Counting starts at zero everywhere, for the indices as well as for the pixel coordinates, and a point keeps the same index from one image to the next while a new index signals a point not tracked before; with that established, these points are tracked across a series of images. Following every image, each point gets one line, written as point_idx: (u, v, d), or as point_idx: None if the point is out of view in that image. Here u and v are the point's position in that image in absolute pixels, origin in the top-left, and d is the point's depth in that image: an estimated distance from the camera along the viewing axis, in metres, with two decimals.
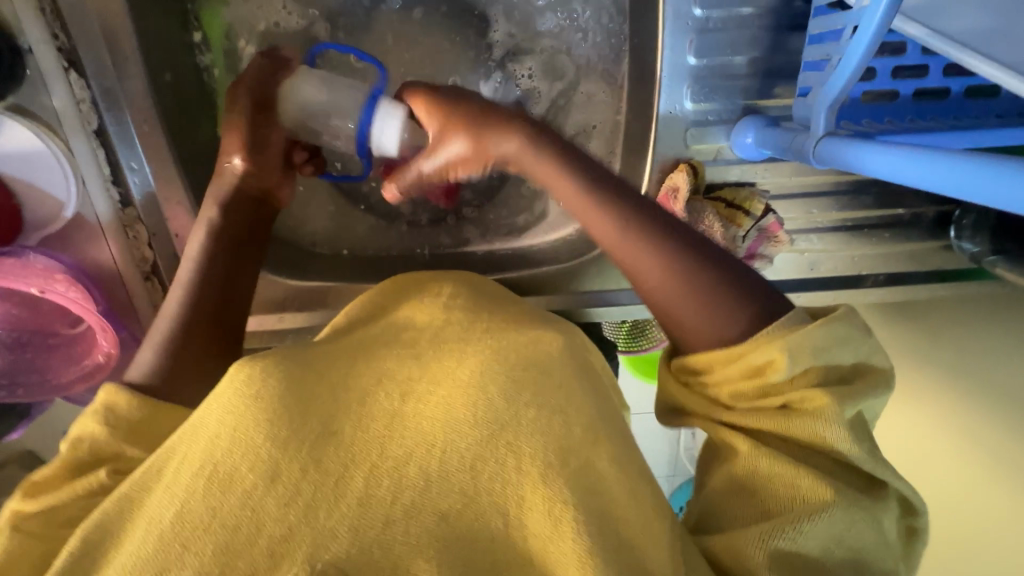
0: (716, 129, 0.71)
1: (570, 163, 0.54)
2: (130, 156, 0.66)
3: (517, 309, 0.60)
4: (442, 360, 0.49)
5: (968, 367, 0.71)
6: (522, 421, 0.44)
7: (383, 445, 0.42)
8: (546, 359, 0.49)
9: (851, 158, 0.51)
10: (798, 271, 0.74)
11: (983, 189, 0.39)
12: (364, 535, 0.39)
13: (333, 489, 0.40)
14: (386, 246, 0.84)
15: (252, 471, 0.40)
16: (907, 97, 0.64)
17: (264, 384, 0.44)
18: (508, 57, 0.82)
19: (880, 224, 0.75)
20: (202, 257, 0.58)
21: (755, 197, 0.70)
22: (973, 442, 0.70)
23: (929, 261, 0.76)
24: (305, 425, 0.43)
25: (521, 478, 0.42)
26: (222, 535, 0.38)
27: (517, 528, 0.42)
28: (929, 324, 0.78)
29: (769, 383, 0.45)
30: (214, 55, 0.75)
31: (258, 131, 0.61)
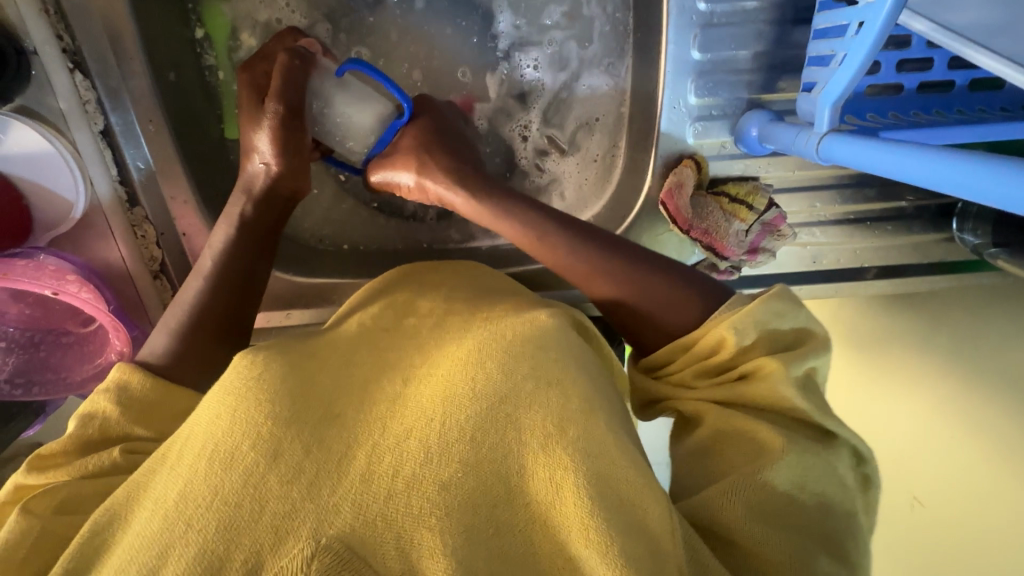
0: (720, 124, 0.72)
1: (509, 206, 0.60)
2: (137, 155, 0.67)
3: (516, 298, 0.61)
4: (443, 346, 0.51)
5: (975, 353, 0.73)
6: (521, 394, 0.45)
7: (386, 423, 0.44)
8: (543, 336, 0.50)
9: (856, 154, 0.51)
10: (800, 263, 0.75)
11: (980, 188, 0.40)
12: (368, 509, 0.39)
13: (336, 468, 0.40)
14: (390, 242, 0.85)
15: (253, 449, 0.41)
16: (912, 90, 0.64)
17: (267, 367, 0.47)
18: (514, 49, 0.81)
19: (882, 217, 0.75)
20: (226, 252, 0.59)
21: (758, 190, 0.70)
22: (972, 421, 0.71)
23: (930, 253, 0.76)
24: (308, 406, 0.44)
25: (522, 449, 0.43)
26: (224, 512, 0.38)
27: (521, 498, 0.42)
28: (926, 311, 0.79)
29: (724, 359, 0.50)
30: (219, 57, 0.75)
31: (294, 137, 0.60)
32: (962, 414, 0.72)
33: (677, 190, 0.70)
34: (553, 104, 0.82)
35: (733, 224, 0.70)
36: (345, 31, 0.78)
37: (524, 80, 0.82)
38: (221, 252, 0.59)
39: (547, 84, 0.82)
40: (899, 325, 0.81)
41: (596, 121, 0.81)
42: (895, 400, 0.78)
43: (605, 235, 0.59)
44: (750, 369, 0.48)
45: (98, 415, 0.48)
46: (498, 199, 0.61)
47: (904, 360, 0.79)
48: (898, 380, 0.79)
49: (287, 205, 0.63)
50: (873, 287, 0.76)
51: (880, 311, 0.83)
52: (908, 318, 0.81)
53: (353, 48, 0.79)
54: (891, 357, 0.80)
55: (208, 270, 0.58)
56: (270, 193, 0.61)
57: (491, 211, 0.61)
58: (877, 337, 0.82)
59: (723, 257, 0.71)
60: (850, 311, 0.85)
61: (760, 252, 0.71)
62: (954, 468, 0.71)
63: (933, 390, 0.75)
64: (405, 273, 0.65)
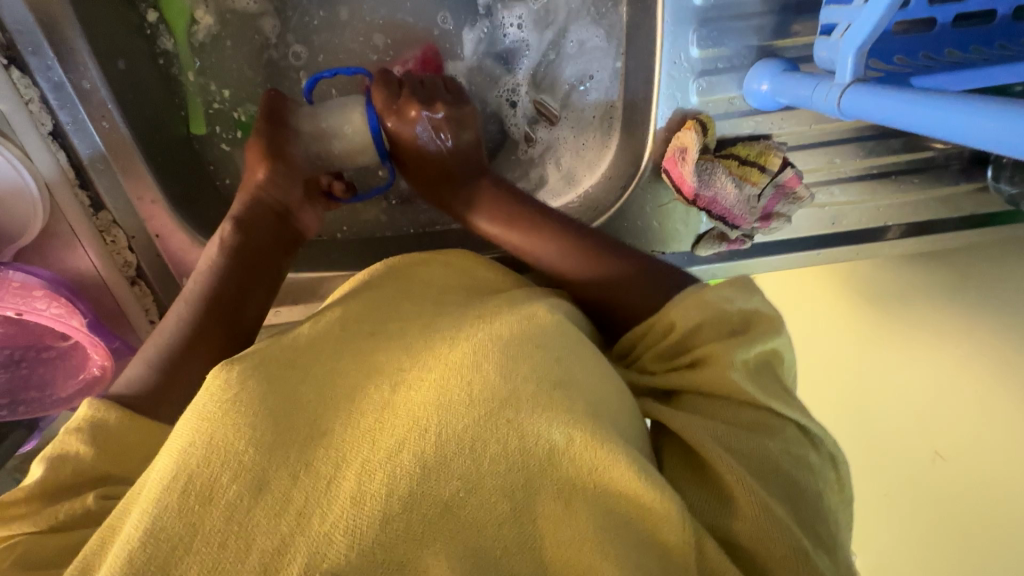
0: (727, 78, 0.64)
1: (488, 207, 0.65)
2: (94, 156, 0.62)
3: (506, 292, 0.56)
4: (433, 347, 0.46)
5: (1000, 297, 0.68)
6: (523, 398, 0.41)
7: (375, 437, 0.39)
8: (539, 333, 0.47)
9: (879, 104, 0.45)
10: (818, 227, 0.69)
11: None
12: (363, 536, 0.35)
13: (325, 493, 0.36)
14: (381, 227, 0.81)
15: (234, 481, 0.36)
16: (945, 26, 0.56)
17: (244, 387, 0.42)
18: (496, 5, 0.73)
19: (909, 170, 0.69)
20: (213, 272, 0.56)
21: (771, 150, 0.64)
22: (1006, 378, 0.65)
23: (960, 206, 0.70)
24: (293, 428, 0.40)
25: (529, 460, 0.39)
26: (207, 555, 0.33)
27: (528, 514, 0.38)
28: (957, 267, 0.73)
29: (677, 342, 0.52)
30: (178, 41, 0.70)
31: (275, 142, 0.63)
32: (988, 364, 0.67)
33: (681, 156, 0.64)
34: (541, 66, 0.75)
35: (744, 189, 0.64)
36: (294, 28, 0.73)
37: (507, 39, 0.74)
38: (206, 275, 0.56)
39: (532, 43, 0.74)
40: (931, 283, 0.75)
41: (590, 78, 0.74)
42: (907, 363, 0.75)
43: (574, 225, 0.62)
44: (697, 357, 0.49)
45: (70, 457, 0.43)
46: (489, 201, 0.65)
47: (929, 317, 0.74)
48: (916, 338, 0.74)
49: (287, 227, 0.63)
50: (895, 247, 0.70)
51: (899, 265, 0.78)
52: (933, 272, 0.75)
53: (292, 46, 0.73)
54: (913, 312, 0.75)
55: (205, 281, 0.56)
56: (258, 223, 0.60)
57: (484, 211, 0.65)
58: (884, 293, 0.78)
59: (734, 226, 0.65)
60: (862, 269, 0.81)
61: (774, 218, 0.66)
62: (986, 420, 0.66)
63: (958, 344, 0.70)
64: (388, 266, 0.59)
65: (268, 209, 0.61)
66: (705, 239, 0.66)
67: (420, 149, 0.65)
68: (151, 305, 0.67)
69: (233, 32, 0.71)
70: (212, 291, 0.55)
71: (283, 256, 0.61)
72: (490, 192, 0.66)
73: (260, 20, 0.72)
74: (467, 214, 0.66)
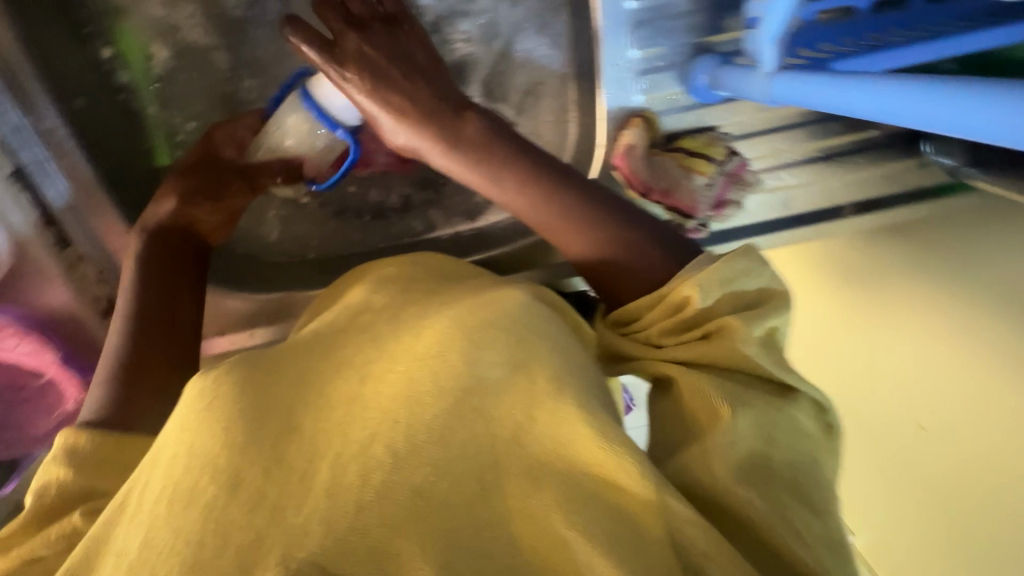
0: (667, 76, 0.68)
1: (473, 143, 0.53)
2: (57, 191, 0.63)
3: (475, 278, 0.58)
4: (400, 338, 0.46)
5: (972, 266, 0.66)
6: (489, 385, 0.42)
7: (347, 430, 0.40)
8: (508, 312, 0.47)
9: (826, 96, 0.46)
10: (770, 211, 0.70)
11: (975, 119, 0.34)
12: (337, 525, 0.35)
13: (299, 485, 0.37)
14: (348, 243, 0.81)
15: (211, 481, 0.37)
16: (864, 12, 0.59)
17: (218, 391, 0.41)
18: (440, 21, 0.70)
19: (851, 150, 0.72)
20: (136, 288, 0.58)
21: (716, 141, 0.67)
22: (972, 342, 0.64)
23: (905, 180, 0.73)
24: (265, 427, 0.40)
25: (494, 440, 0.41)
26: (186, 553, 0.34)
27: (496, 495, 0.39)
28: (923, 235, 0.73)
29: (689, 318, 0.48)
30: (135, 74, 0.70)
31: (191, 178, 0.66)
32: (959, 331, 0.66)
33: (628, 151, 0.68)
34: (491, 79, 0.73)
35: (693, 179, 0.67)
36: (246, 61, 0.74)
37: (456, 53, 0.72)
38: (132, 292, 0.58)
39: (481, 58, 0.72)
40: (896, 252, 0.76)
41: (542, 85, 0.73)
42: (881, 337, 0.74)
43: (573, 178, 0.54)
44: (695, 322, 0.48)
45: (50, 487, 0.43)
46: (476, 132, 0.54)
47: (898, 288, 0.73)
48: (878, 319, 0.75)
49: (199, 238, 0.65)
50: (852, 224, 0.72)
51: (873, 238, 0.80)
52: (898, 240, 0.75)
53: (245, 81, 0.75)
54: (880, 284, 0.76)
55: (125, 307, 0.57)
56: (169, 243, 0.62)
57: (466, 148, 0.54)
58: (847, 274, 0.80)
59: (689, 216, 0.67)
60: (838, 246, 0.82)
61: (727, 205, 0.68)
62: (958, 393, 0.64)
63: (936, 308, 0.68)
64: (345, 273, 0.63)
65: (178, 226, 0.63)
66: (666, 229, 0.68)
67: (410, 76, 0.54)
68: None
69: (189, 65, 0.73)
70: (139, 307, 0.56)
71: (200, 265, 0.64)
72: (485, 126, 0.54)
73: (212, 53, 0.73)
74: (443, 147, 0.54)
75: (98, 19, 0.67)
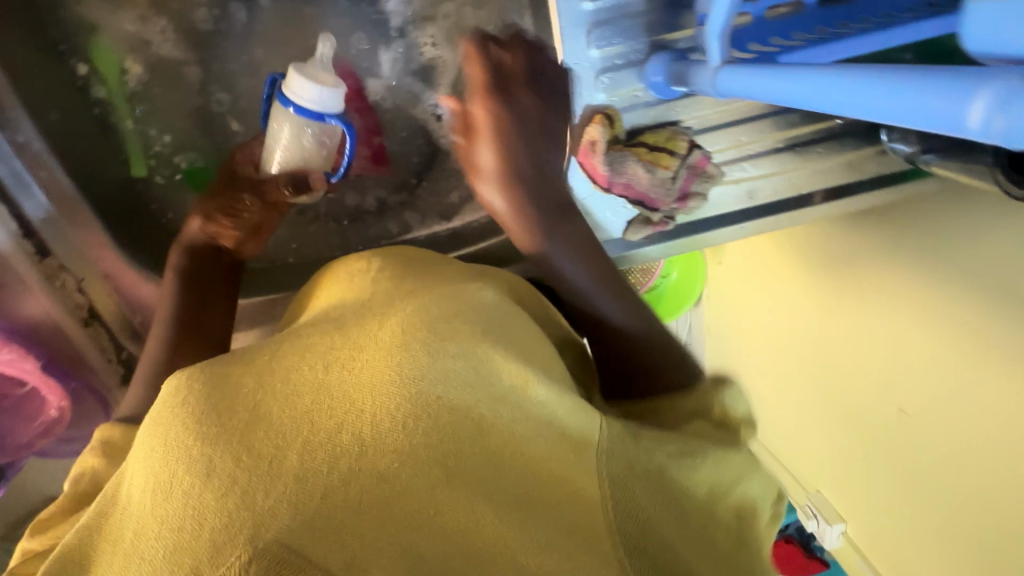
0: (628, 73, 0.69)
1: (528, 172, 0.66)
2: (35, 204, 0.64)
3: (448, 271, 0.61)
4: (367, 327, 0.46)
5: (933, 250, 0.76)
6: (448, 375, 0.43)
7: (313, 417, 0.40)
8: (476, 304, 0.51)
9: (814, 90, 0.39)
10: (736, 202, 0.72)
11: (926, 108, 0.30)
12: (306, 506, 0.36)
13: (267, 471, 0.37)
14: (326, 248, 0.83)
15: (188, 472, 0.38)
16: (812, 7, 0.61)
17: (192, 390, 0.41)
18: (409, 25, 0.78)
19: (812, 140, 0.73)
20: (172, 297, 0.64)
21: (677, 135, 0.69)
22: (960, 332, 0.72)
23: (866, 169, 0.74)
24: (233, 416, 0.40)
25: (462, 425, 0.42)
26: (170, 536, 0.36)
27: (461, 474, 0.41)
28: (892, 220, 0.82)
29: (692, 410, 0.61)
30: (111, 90, 0.72)
31: (213, 199, 0.68)
32: (926, 323, 0.76)
33: (592, 147, 0.68)
34: (459, 79, 0.80)
35: (657, 173, 0.68)
36: (216, 76, 0.76)
37: (424, 57, 0.79)
38: (171, 297, 0.64)
39: (448, 59, 0.79)
40: (877, 243, 0.84)
41: None
42: (873, 309, 0.85)
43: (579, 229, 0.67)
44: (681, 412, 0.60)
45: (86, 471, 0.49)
46: (535, 164, 0.67)
47: (870, 274, 0.86)
48: (880, 290, 0.84)
49: (229, 254, 0.68)
50: (815, 213, 0.74)
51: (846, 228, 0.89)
52: (871, 228, 0.85)
53: (216, 94, 0.76)
54: (859, 266, 0.87)
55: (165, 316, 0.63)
56: (200, 258, 0.67)
57: (521, 173, 0.66)
58: (847, 253, 0.89)
59: (653, 209, 0.70)
60: (818, 236, 0.95)
61: (691, 198, 0.70)
62: (948, 379, 0.74)
63: (900, 286, 0.80)
64: (319, 274, 0.65)
65: (205, 245, 0.67)
66: (633, 224, 0.71)
67: (522, 111, 0.67)
68: (107, 345, 0.69)
69: (163, 79, 0.75)
70: (174, 316, 0.63)
71: (229, 282, 0.68)
72: (544, 163, 0.67)
73: (185, 67, 0.75)
74: (495, 164, 0.66)
75: (69, 37, 0.69)
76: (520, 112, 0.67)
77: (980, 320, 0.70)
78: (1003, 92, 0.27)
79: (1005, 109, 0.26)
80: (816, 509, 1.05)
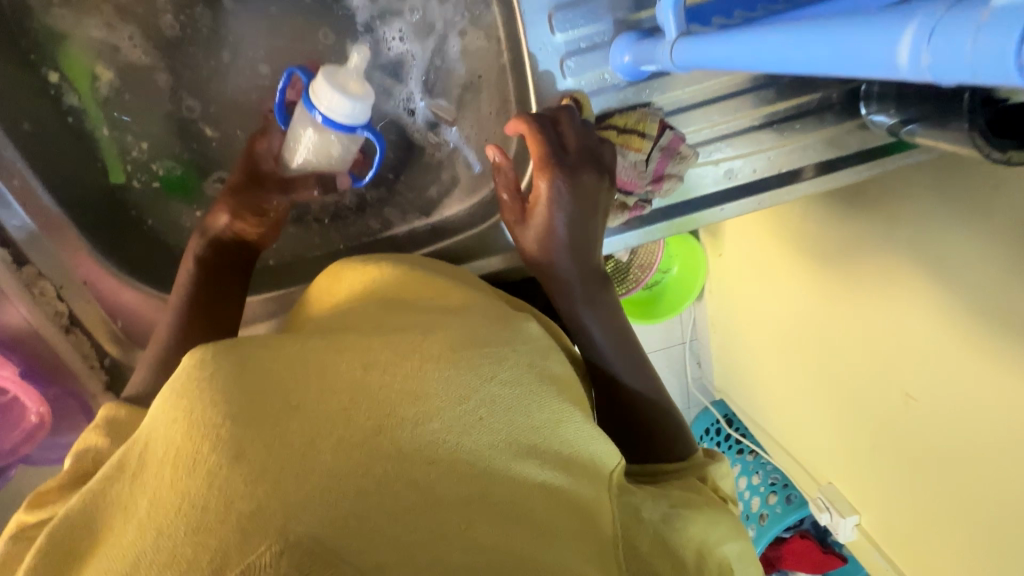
0: (595, 55, 0.68)
1: (569, 213, 0.65)
2: (10, 214, 0.65)
3: (470, 284, 0.63)
4: (405, 336, 0.47)
5: (929, 248, 0.74)
6: (495, 395, 0.45)
7: (350, 416, 0.39)
8: (518, 332, 0.53)
9: (770, 50, 0.38)
10: (715, 183, 0.72)
11: (866, 51, 0.30)
12: (341, 505, 0.35)
13: (303, 463, 0.36)
14: (307, 248, 0.82)
15: (213, 451, 0.35)
16: None
17: (218, 366, 0.39)
18: (376, 20, 0.79)
19: (789, 116, 0.71)
20: (190, 285, 0.65)
21: (647, 117, 0.68)
22: (965, 313, 0.70)
23: (848, 144, 0.72)
24: (265, 400, 0.38)
25: (491, 434, 0.43)
26: (192, 516, 0.34)
27: (491, 486, 0.41)
28: (881, 203, 0.82)
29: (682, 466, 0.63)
30: (84, 98, 0.74)
31: (245, 198, 0.70)
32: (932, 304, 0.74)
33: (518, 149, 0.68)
34: (429, 73, 0.80)
35: (628, 156, 0.68)
36: (187, 83, 0.77)
37: (392, 51, 0.79)
38: (186, 289, 0.65)
39: (417, 53, 0.79)
40: (859, 234, 0.85)
41: (479, 78, 0.78)
42: (876, 309, 0.83)
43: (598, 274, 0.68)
44: (684, 467, 0.63)
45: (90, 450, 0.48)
46: (573, 205, 0.65)
47: (873, 262, 0.83)
48: (879, 283, 0.82)
49: (251, 250, 0.71)
50: (799, 189, 0.72)
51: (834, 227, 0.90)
52: (858, 221, 0.86)
53: (185, 100, 0.77)
54: (848, 264, 0.87)
55: (180, 306, 0.63)
56: (226, 255, 0.69)
57: (560, 216, 0.65)
58: (842, 249, 0.89)
59: (628, 193, 0.70)
60: (806, 233, 0.96)
61: (666, 179, 0.69)
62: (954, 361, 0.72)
63: (896, 276, 0.79)
64: (329, 273, 0.64)
65: (230, 242, 0.69)
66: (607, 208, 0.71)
67: (567, 154, 0.64)
68: (88, 351, 0.68)
69: (134, 85, 0.75)
70: (190, 302, 0.64)
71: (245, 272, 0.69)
72: (589, 202, 0.65)
73: (154, 73, 0.76)
74: (551, 206, 0.65)
75: (40, 49, 0.70)
76: (592, 149, 0.65)
77: (984, 299, 0.68)
78: (932, 25, 0.27)
79: (934, 41, 0.27)
80: (827, 501, 1.01)
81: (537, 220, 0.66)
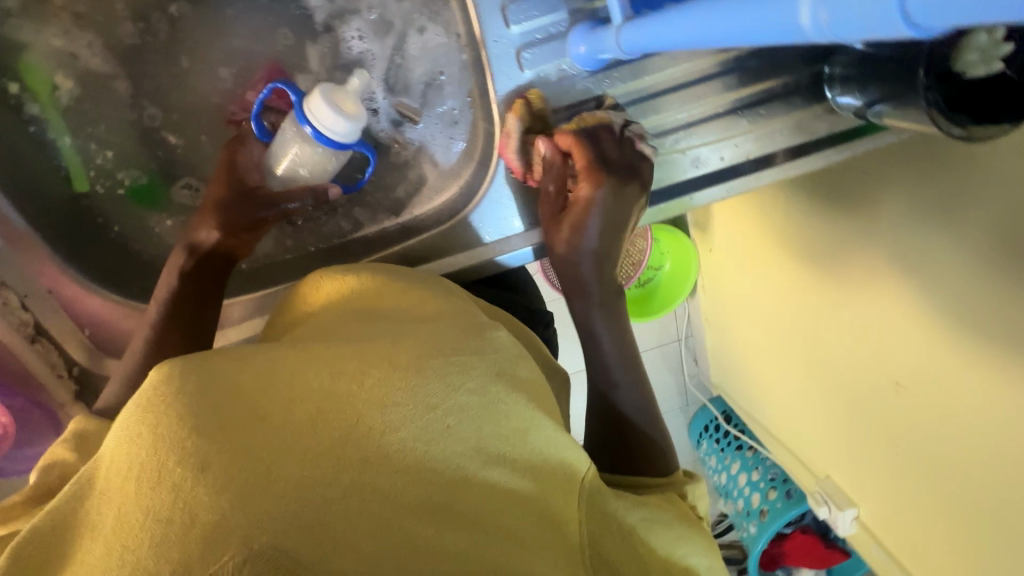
0: (552, 46, 0.67)
1: (607, 219, 0.66)
2: None
3: (443, 292, 0.61)
4: (372, 346, 0.45)
5: (913, 246, 0.73)
6: (462, 405, 0.43)
7: (319, 424, 0.38)
8: (495, 346, 0.52)
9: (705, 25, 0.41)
10: (682, 171, 0.71)
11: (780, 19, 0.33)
12: (307, 517, 0.34)
13: (271, 474, 0.34)
14: (278, 250, 0.81)
15: (180, 463, 0.33)
16: None
17: (186, 378, 0.37)
18: (334, 20, 0.78)
19: (754, 101, 0.71)
20: (168, 300, 0.64)
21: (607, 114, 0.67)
22: (950, 299, 0.68)
23: (817, 128, 0.71)
24: (232, 411, 0.36)
25: (457, 442, 0.41)
26: (156, 530, 0.32)
27: (461, 492, 0.39)
28: (861, 191, 0.81)
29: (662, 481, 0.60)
30: (45, 107, 0.74)
31: (229, 211, 0.69)
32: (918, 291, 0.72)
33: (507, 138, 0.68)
34: (389, 71, 0.79)
35: None
36: (147, 91, 0.77)
37: (352, 50, 0.79)
38: (163, 300, 0.64)
39: (376, 52, 0.79)
40: (843, 230, 0.85)
41: (440, 75, 0.78)
42: (865, 303, 0.81)
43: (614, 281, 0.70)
44: (666, 481, 0.60)
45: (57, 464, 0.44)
46: (611, 212, 0.66)
47: (863, 263, 0.81)
48: (867, 278, 0.80)
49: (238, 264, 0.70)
50: (764, 178, 0.71)
51: (822, 224, 0.88)
52: (842, 218, 0.85)
53: (148, 108, 0.77)
54: (837, 269, 0.86)
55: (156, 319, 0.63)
56: (211, 269, 0.67)
57: (596, 221, 0.66)
58: (829, 250, 0.87)
59: None
60: (793, 233, 0.95)
61: None
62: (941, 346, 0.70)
63: (883, 272, 0.78)
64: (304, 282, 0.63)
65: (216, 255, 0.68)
66: None
67: (625, 163, 0.65)
68: (56, 361, 0.68)
69: (94, 93, 0.75)
70: (165, 314, 0.63)
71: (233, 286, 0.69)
72: (624, 211, 0.66)
73: (113, 80, 0.76)
74: (591, 209, 0.66)
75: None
76: (636, 156, 0.66)
77: (969, 284, 0.66)
78: None
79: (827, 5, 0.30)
80: (826, 495, 0.99)
81: (575, 222, 0.66)
